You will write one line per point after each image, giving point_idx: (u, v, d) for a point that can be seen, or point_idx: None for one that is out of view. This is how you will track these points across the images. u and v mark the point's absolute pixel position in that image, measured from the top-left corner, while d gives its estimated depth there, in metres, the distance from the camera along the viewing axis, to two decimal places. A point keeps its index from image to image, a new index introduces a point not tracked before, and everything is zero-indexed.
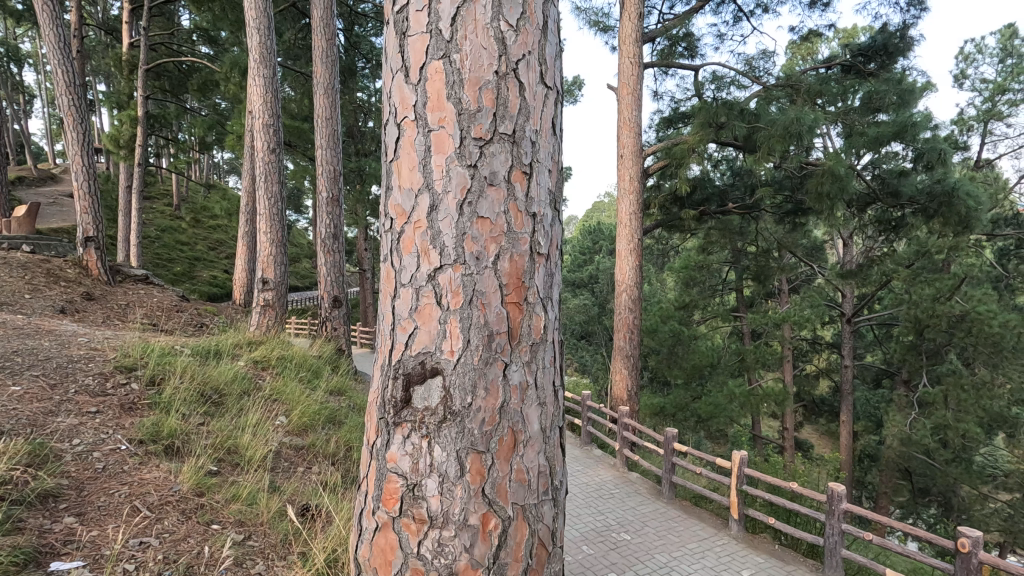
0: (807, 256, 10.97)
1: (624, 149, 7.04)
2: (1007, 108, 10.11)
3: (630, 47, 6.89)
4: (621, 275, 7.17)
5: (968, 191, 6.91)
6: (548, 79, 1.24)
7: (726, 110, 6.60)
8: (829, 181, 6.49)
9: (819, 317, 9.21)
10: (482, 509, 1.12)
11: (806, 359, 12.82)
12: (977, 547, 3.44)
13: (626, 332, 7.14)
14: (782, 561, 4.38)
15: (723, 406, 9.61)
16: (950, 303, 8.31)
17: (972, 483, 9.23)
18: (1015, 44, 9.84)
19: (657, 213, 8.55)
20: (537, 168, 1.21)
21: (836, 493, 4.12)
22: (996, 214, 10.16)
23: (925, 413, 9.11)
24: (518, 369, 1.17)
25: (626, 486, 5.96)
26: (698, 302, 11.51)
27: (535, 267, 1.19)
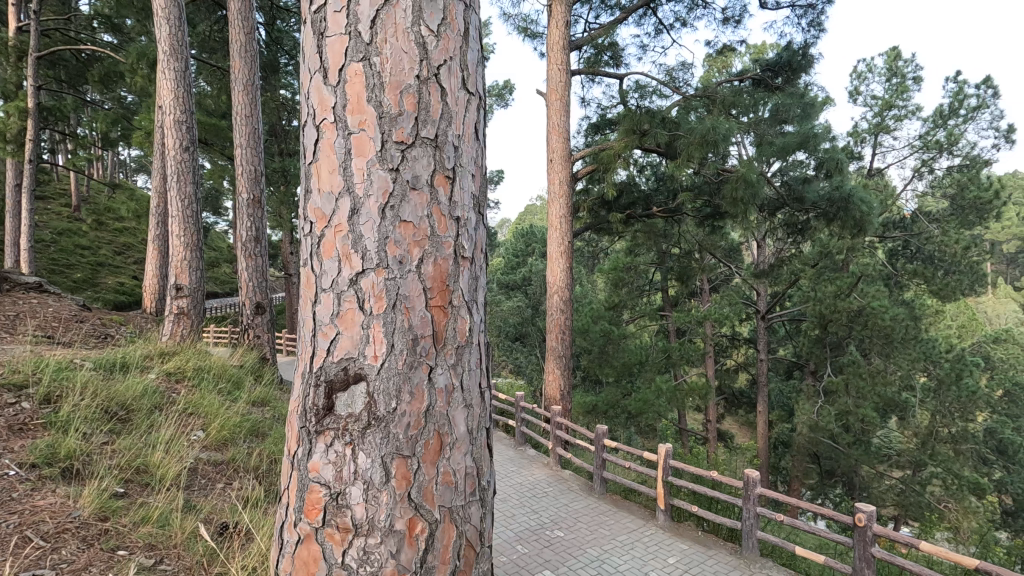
0: (726, 257, 11.63)
1: (553, 153, 7.18)
2: (894, 123, 11.19)
3: (558, 54, 7.04)
4: (553, 277, 7.30)
5: (862, 198, 7.60)
6: (470, 86, 1.26)
7: (649, 118, 6.89)
8: (742, 187, 6.92)
9: (737, 314, 9.81)
10: (409, 514, 1.11)
11: (727, 354, 13.58)
12: (872, 520, 3.78)
13: (558, 333, 7.26)
14: (704, 546, 4.63)
15: (652, 402, 10.00)
16: (849, 299, 9.13)
17: (870, 463, 10.09)
18: (900, 65, 10.92)
19: (586, 216, 8.80)
20: (460, 173, 1.22)
21: (751, 478, 4.41)
22: (886, 218, 11.22)
23: (830, 401, 9.91)
24: (444, 372, 1.17)
25: (558, 484, 6.08)
26: (627, 302, 11.93)
27: (460, 270, 1.20)
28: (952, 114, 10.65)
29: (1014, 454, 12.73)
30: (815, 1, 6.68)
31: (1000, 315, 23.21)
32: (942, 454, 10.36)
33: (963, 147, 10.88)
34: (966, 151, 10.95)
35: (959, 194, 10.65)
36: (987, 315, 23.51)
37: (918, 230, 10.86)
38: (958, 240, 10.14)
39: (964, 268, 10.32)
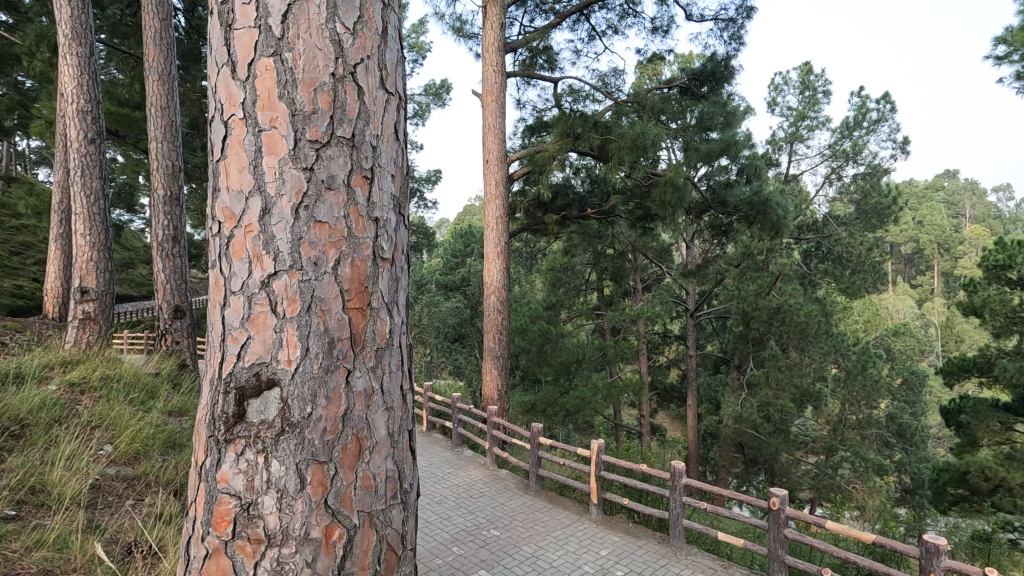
0: (658, 257, 12.07)
1: (489, 154, 7.20)
2: (807, 132, 12.02)
3: (493, 56, 7.07)
4: (489, 278, 7.31)
5: (778, 202, 8.09)
6: (389, 85, 1.25)
7: (582, 122, 7.05)
8: (670, 191, 7.22)
9: (668, 313, 10.20)
10: (325, 520, 1.09)
11: (659, 351, 14.08)
12: (784, 503, 4.05)
13: (495, 333, 7.27)
14: (635, 537, 4.80)
15: (589, 399, 10.23)
16: (768, 298, 9.76)
17: (789, 450, 10.78)
18: (811, 79, 11.75)
19: (523, 217, 8.87)
20: (379, 173, 1.21)
21: (677, 470, 4.60)
22: (801, 221, 12.02)
23: (752, 393, 10.50)
24: (363, 376, 1.16)
25: (494, 484, 6.11)
26: (564, 301, 12.11)
27: (379, 271, 1.19)
28: (857, 126, 11.57)
29: (911, 437, 14.00)
30: (736, 16, 7.07)
31: (899, 310, 25.41)
32: (850, 439, 11.23)
33: (866, 156, 11.85)
34: (869, 160, 11.94)
35: (863, 199, 11.60)
36: (888, 311, 25.61)
37: (829, 232, 11.72)
38: (862, 243, 11.01)
39: (868, 268, 11.30)
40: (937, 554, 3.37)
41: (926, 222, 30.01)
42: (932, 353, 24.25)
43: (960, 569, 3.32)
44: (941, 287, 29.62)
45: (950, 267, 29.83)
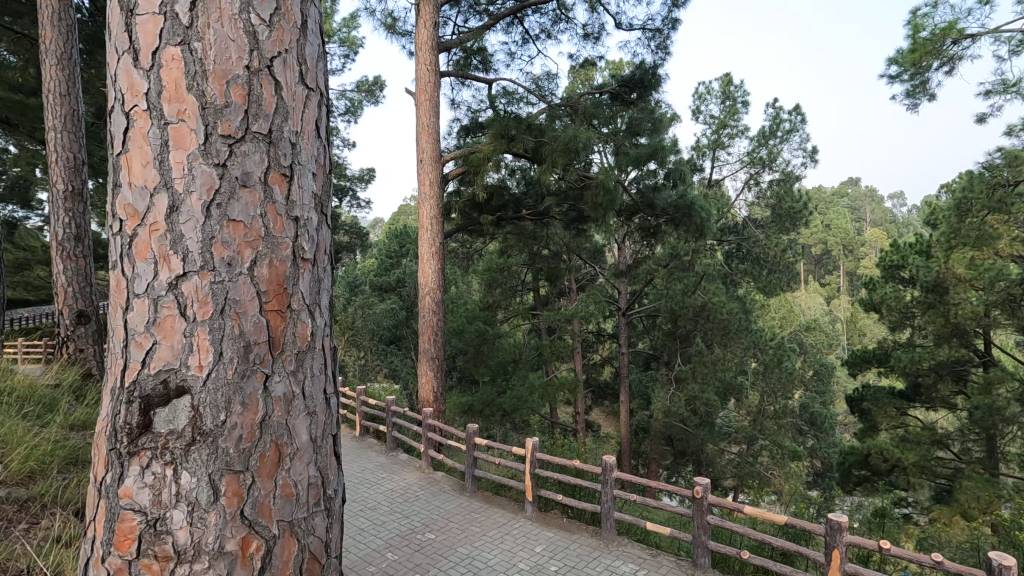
0: (591, 258, 12.36)
1: (423, 153, 7.12)
2: (728, 140, 12.72)
3: (426, 55, 6.99)
4: (424, 279, 7.22)
5: (701, 206, 8.53)
6: (309, 81, 1.21)
7: (515, 124, 7.12)
8: (602, 194, 7.43)
9: (601, 312, 10.47)
10: (242, 533, 1.04)
11: (593, 349, 14.43)
12: (707, 491, 4.27)
13: (431, 335, 7.19)
14: (569, 532, 4.91)
15: (526, 398, 10.34)
16: (694, 296, 10.31)
17: (714, 441, 11.36)
18: (731, 89, 12.42)
19: (458, 218, 8.83)
20: (299, 171, 1.17)
21: (608, 464, 4.74)
22: (723, 224, 12.70)
23: (680, 387, 10.97)
24: (281, 381, 1.12)
25: (430, 487, 6.05)
26: (501, 302, 12.11)
27: (299, 273, 1.15)
28: (772, 135, 12.32)
29: (821, 424, 15.10)
30: (662, 26, 7.35)
31: (810, 307, 27.43)
32: (768, 428, 11.99)
33: (780, 163, 12.49)
34: (783, 168, 12.54)
35: (778, 204, 12.20)
36: (801, 308, 27.58)
37: (748, 236, 12.62)
38: (778, 244, 11.93)
39: (782, 268, 12.22)
40: (839, 530, 3.67)
41: (833, 225, 32.56)
42: (838, 345, 26.38)
43: (858, 543, 3.63)
44: (846, 285, 32.26)
45: (853, 266, 32.53)
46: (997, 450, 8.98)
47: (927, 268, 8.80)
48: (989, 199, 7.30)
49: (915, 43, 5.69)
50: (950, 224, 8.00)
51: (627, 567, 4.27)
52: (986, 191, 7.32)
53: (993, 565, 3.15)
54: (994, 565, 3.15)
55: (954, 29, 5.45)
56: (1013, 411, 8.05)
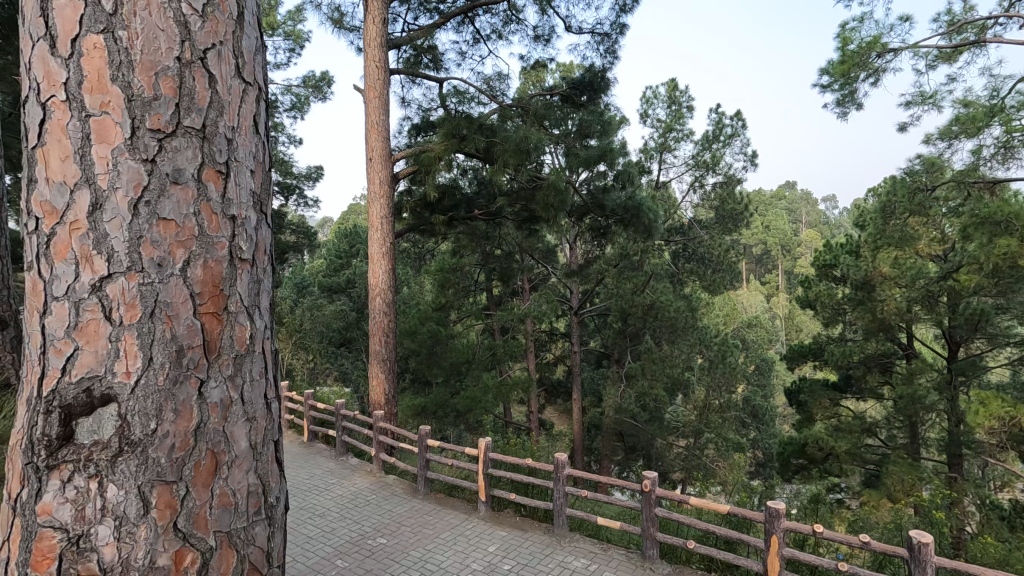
0: (543, 258, 12.46)
1: (372, 152, 6.99)
2: (674, 143, 13.10)
3: (375, 51, 6.87)
4: (375, 280, 7.09)
5: (649, 208, 8.77)
6: (247, 74, 1.17)
7: (467, 123, 7.10)
8: (553, 195, 7.52)
9: (553, 311, 10.58)
10: (175, 546, 1.00)
11: (546, 348, 14.56)
12: (655, 485, 4.39)
13: (382, 336, 7.06)
14: (521, 530, 4.95)
15: (479, 398, 10.33)
16: (643, 295, 10.59)
17: (663, 436, 11.70)
18: (677, 94, 12.83)
19: (409, 217, 8.71)
20: (236, 167, 1.13)
21: (560, 462, 4.80)
22: (670, 224, 13.09)
23: (630, 384, 11.23)
24: (218, 386, 1.07)
25: (382, 491, 5.96)
26: (454, 302, 11.92)
27: (236, 274, 1.11)
28: (715, 139, 12.77)
29: (762, 416, 15.82)
30: (610, 31, 7.50)
31: (751, 304, 28.70)
32: (714, 422, 12.45)
33: (723, 167, 12.97)
34: (726, 171, 13.05)
35: (721, 206, 12.60)
36: (743, 305, 28.80)
37: (693, 236, 13.07)
38: (721, 245, 12.52)
39: (725, 267, 12.79)
40: (777, 516, 3.85)
41: (772, 227, 34.08)
42: (777, 340, 27.70)
43: (794, 528, 3.82)
44: (784, 283, 33.87)
45: (791, 265, 34.26)
46: (918, 436, 9.66)
47: (856, 266, 9.34)
48: (910, 202, 7.43)
49: (844, 56, 6.04)
50: (875, 226, 8.55)
51: (579, 562, 4.34)
52: (908, 195, 7.42)
53: (914, 543, 3.39)
54: (913, 543, 3.39)
55: (878, 44, 5.84)
56: (933, 400, 8.66)
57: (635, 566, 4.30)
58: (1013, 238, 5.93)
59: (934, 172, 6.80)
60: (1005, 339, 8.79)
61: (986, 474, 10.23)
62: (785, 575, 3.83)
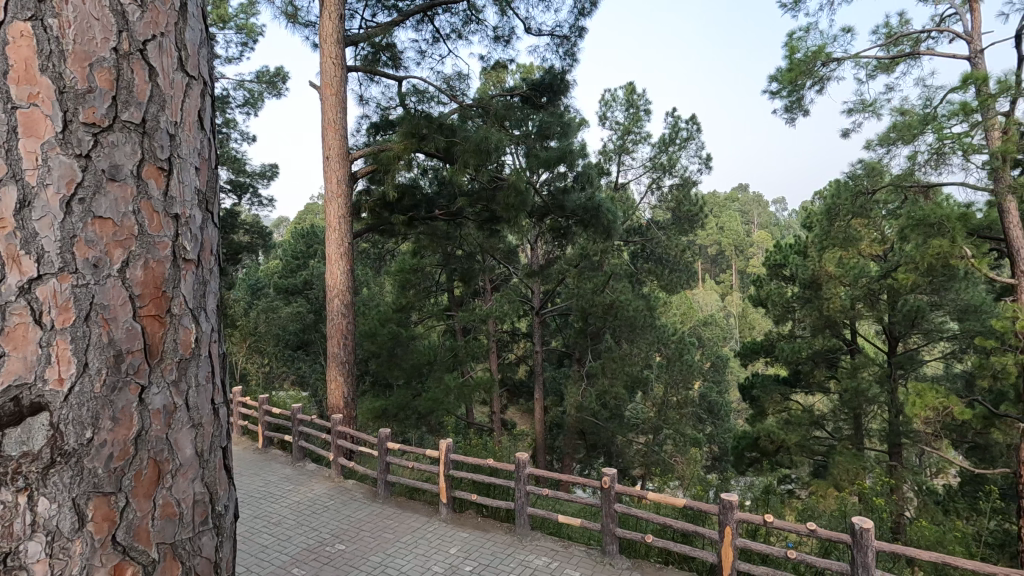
0: (505, 258, 12.48)
1: (329, 150, 6.84)
2: (632, 145, 13.36)
3: (331, 48, 6.73)
4: (333, 281, 6.94)
5: (608, 208, 8.91)
6: (190, 68, 1.14)
7: (426, 123, 7.05)
8: (513, 195, 7.54)
9: (515, 311, 10.61)
10: (114, 560, 0.95)
11: (508, 349, 14.59)
12: (613, 481, 4.46)
13: (340, 338, 6.92)
14: (483, 530, 4.95)
15: (441, 400, 10.26)
16: (603, 295, 10.73)
17: (623, 433, 11.90)
18: (635, 98, 13.05)
19: (368, 217, 8.57)
20: (178, 165, 1.09)
21: (521, 461, 4.82)
22: (629, 226, 13.34)
23: (591, 383, 11.37)
24: (160, 392, 1.03)
25: (340, 496, 5.85)
26: (415, 303, 11.79)
27: (179, 275, 1.07)
28: (671, 142, 13.08)
29: (718, 412, 16.31)
30: (569, 33, 7.59)
31: (706, 304, 29.54)
32: (672, 418, 12.75)
33: (679, 169, 13.30)
34: (682, 173, 13.36)
35: (677, 208, 13.14)
36: (699, 304, 29.61)
37: (651, 236, 13.34)
38: (677, 245, 12.77)
39: (682, 267, 13.11)
40: (730, 508, 3.97)
41: (726, 228, 35.16)
42: (731, 339, 28.58)
43: (746, 519, 3.96)
44: (738, 283, 34.99)
45: (744, 265, 35.44)
46: (862, 427, 10.15)
47: (804, 266, 9.72)
48: (852, 204, 7.74)
49: (791, 63, 6.27)
50: (821, 227, 8.95)
51: (540, 560, 4.37)
52: (851, 198, 7.74)
53: (856, 529, 3.56)
54: (856, 528, 3.56)
55: (823, 53, 6.12)
56: (874, 392, 9.13)
57: (595, 562, 4.36)
58: (945, 238, 6.30)
59: (874, 176, 7.10)
60: (938, 333, 9.32)
61: (922, 462, 10.84)
62: (738, 564, 3.96)
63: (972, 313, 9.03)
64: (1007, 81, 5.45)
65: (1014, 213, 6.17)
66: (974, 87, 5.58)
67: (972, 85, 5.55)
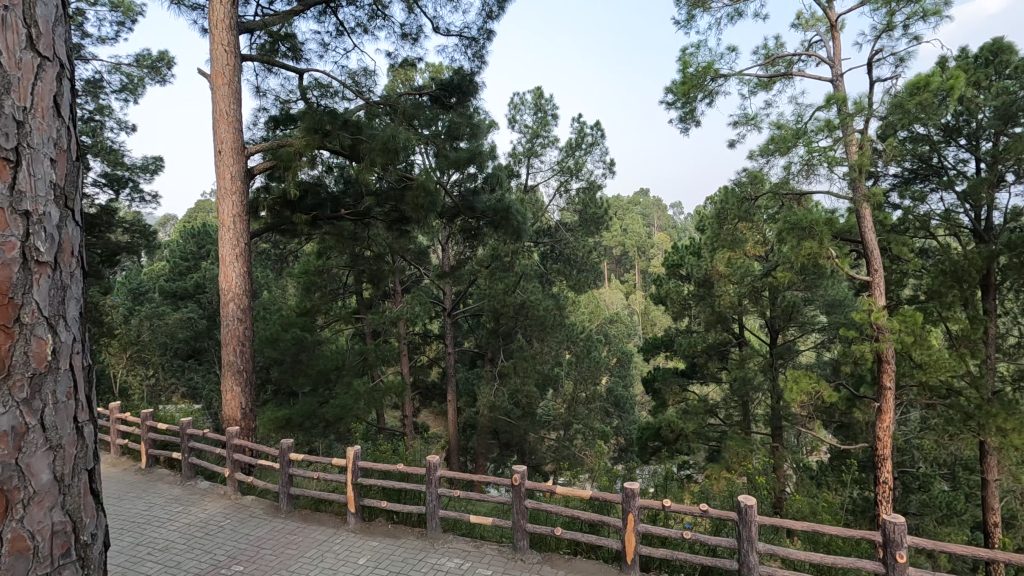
0: (415, 259, 12.27)
1: (222, 143, 6.37)
2: (541, 149, 13.67)
3: (223, 34, 6.27)
4: (228, 284, 6.47)
5: (517, 210, 9.02)
6: (41, 47, 1.01)
7: (330, 119, 6.77)
8: (423, 196, 7.42)
9: (426, 314, 10.44)
10: None
11: (419, 351, 14.36)
12: (523, 478, 4.53)
13: (236, 345, 6.46)
14: (394, 537, 4.84)
15: (350, 406, 9.89)
16: (514, 295, 10.89)
17: (535, 430, 12.12)
18: (543, 102, 13.37)
19: (267, 215, 8.07)
20: (26, 155, 0.97)
21: (432, 464, 4.76)
22: (538, 227, 13.63)
23: (504, 382, 11.48)
24: (5, 412, 0.91)
25: (238, 514, 5.46)
26: (320, 307, 11.11)
27: (31, 279, 0.95)
28: (577, 147, 13.49)
29: (623, 404, 17.10)
30: (477, 36, 7.63)
31: (611, 303, 30.88)
32: (581, 413, 13.19)
33: (585, 173, 13.78)
34: (588, 176, 13.83)
35: (584, 210, 13.41)
36: (606, 302, 30.93)
37: (559, 238, 13.70)
38: (584, 247, 13.24)
39: (589, 267, 13.61)
40: (631, 495, 4.17)
41: (629, 230, 37.07)
42: (635, 335, 30.06)
43: (647, 505, 4.18)
44: (641, 282, 36.94)
45: (646, 265, 37.52)
46: (749, 413, 11.08)
47: (699, 266, 10.58)
48: (737, 209, 8.36)
49: (684, 77, 6.71)
50: (712, 230, 9.67)
51: (452, 562, 4.35)
52: (737, 204, 8.35)
53: (742, 507, 3.88)
54: (741, 506, 3.88)
55: (712, 69, 6.63)
56: (759, 380, 10.01)
57: (507, 559, 4.41)
58: (815, 240, 7.06)
59: (757, 183, 7.78)
60: (811, 326, 10.39)
61: (799, 442, 12.04)
62: (640, 548, 4.18)
63: (838, 307, 10.11)
64: (861, 102, 6.20)
65: (869, 218, 7.01)
66: (836, 107, 6.29)
67: (834, 105, 6.26)
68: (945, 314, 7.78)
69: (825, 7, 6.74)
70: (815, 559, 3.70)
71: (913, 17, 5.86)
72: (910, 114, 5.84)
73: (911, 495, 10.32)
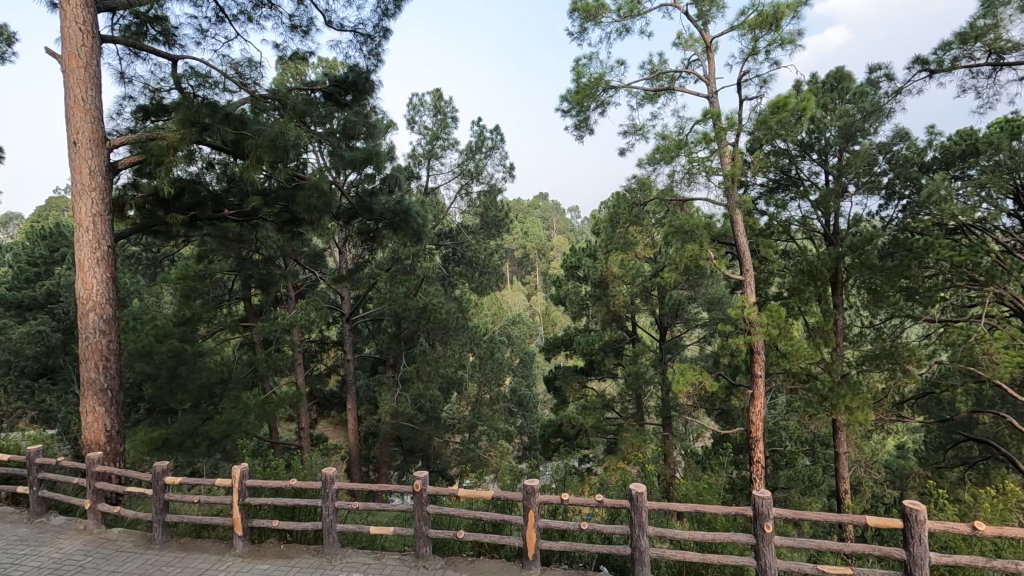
0: (309, 263, 11.65)
1: (78, 134, 5.64)
2: (441, 151, 13.57)
3: (77, 11, 5.58)
4: (86, 292, 5.74)
5: (417, 212, 8.87)
6: None
7: (209, 111, 6.23)
8: (315, 196, 7.06)
9: (323, 319, 9.96)
10: None
11: (316, 359, 13.64)
12: (425, 483, 4.46)
13: (98, 360, 5.76)
14: (287, 558, 4.55)
15: (237, 421, 9.17)
16: (415, 299, 10.69)
17: (439, 435, 11.98)
18: (442, 104, 13.28)
19: (135, 215, 7.27)
20: None
21: (328, 477, 4.54)
22: (438, 229, 13.52)
23: (406, 388, 11.24)
24: None
25: (102, 550, 4.86)
26: (202, 315, 10.21)
27: None
28: (477, 150, 13.56)
29: (526, 404, 17.43)
30: (373, 33, 7.42)
31: (514, 305, 31.46)
32: (485, 415, 13.25)
33: (485, 176, 13.88)
34: (488, 180, 13.96)
35: (485, 212, 13.48)
36: (507, 305, 31.46)
37: (460, 240, 13.68)
38: (485, 249, 13.34)
39: (490, 269, 13.74)
40: (532, 492, 4.26)
41: (529, 233, 38.04)
42: (537, 335, 30.83)
43: (546, 500, 4.29)
44: (542, 283, 38.07)
45: (545, 267, 38.73)
46: (642, 405, 11.75)
47: (595, 268, 11.09)
48: (629, 214, 8.65)
49: (578, 86, 7.00)
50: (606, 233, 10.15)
51: None
52: (628, 209, 8.65)
53: (632, 494, 4.10)
54: (632, 494, 4.10)
55: (603, 80, 6.97)
56: (651, 374, 10.67)
57: (409, 569, 4.32)
58: (696, 243, 7.63)
59: (646, 190, 8.22)
60: (694, 322, 11.26)
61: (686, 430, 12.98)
62: (541, 543, 4.27)
63: (717, 304, 11.00)
64: (732, 118, 6.82)
65: (741, 223, 7.72)
66: (711, 121, 6.88)
67: (710, 119, 6.84)
68: (804, 309, 8.84)
69: (701, 30, 7.34)
70: (698, 537, 4.00)
71: (773, 44, 6.55)
72: (772, 130, 6.52)
73: (780, 471, 11.49)
